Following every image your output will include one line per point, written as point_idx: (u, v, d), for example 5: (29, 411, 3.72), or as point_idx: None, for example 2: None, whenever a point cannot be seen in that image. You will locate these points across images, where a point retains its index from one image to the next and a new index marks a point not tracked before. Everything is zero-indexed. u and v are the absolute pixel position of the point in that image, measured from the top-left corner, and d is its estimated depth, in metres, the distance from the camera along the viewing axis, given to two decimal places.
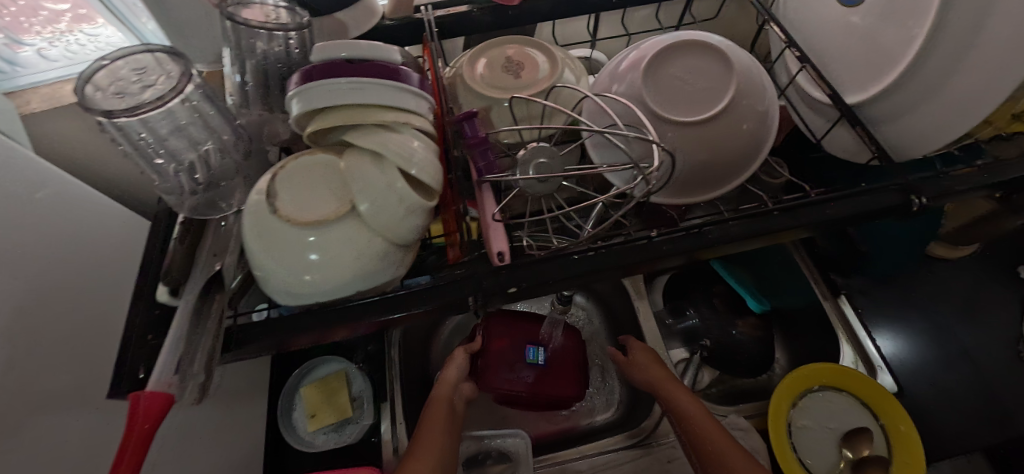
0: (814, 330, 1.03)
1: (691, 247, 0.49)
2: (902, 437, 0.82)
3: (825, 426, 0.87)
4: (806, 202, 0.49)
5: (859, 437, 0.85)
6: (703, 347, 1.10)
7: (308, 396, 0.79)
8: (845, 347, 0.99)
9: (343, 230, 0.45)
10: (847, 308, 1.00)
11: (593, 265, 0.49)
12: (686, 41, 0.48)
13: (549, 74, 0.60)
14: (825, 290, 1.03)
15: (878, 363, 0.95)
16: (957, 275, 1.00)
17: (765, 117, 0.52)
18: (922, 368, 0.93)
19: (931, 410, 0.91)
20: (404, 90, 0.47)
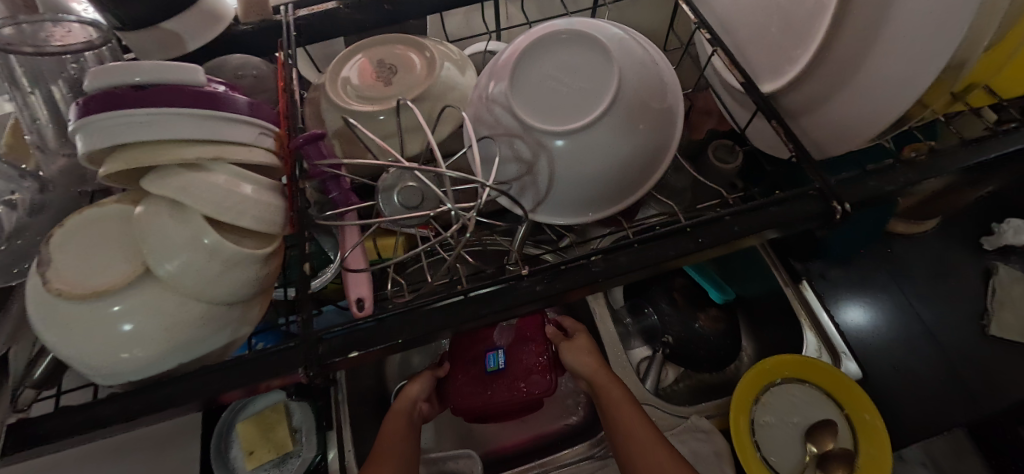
0: (776, 319, 0.97)
1: (571, 282, 0.37)
2: (868, 428, 0.73)
3: (785, 421, 0.76)
4: (714, 214, 0.39)
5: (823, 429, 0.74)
6: (664, 345, 0.99)
7: (242, 432, 0.66)
8: (810, 337, 0.90)
9: (141, 298, 0.37)
10: (809, 294, 0.92)
11: (445, 314, 0.37)
12: (555, 32, 0.41)
13: (426, 75, 0.51)
14: (785, 277, 0.94)
15: (844, 351, 0.87)
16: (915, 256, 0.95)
17: (668, 115, 0.44)
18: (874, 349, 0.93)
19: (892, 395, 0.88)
20: (209, 118, 0.38)
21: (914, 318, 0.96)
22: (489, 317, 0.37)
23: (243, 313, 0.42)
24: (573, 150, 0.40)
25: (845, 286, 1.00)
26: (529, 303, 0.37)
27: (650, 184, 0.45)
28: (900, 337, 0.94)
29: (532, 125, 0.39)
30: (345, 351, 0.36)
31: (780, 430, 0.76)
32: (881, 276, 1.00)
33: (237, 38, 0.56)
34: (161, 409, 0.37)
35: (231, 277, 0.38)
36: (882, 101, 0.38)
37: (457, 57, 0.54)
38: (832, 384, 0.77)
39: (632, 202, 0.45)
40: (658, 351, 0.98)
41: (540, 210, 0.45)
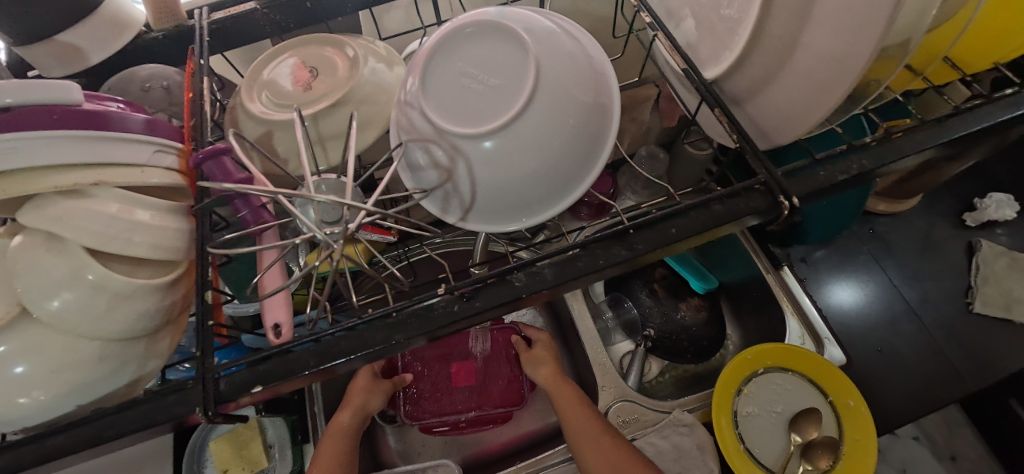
0: (756, 306, 0.95)
1: (492, 300, 0.34)
2: (854, 415, 0.69)
3: (769, 411, 0.72)
4: (648, 218, 0.36)
5: (807, 419, 0.70)
6: (647, 337, 0.96)
7: (214, 452, 0.64)
8: (791, 322, 0.86)
9: (29, 338, 0.34)
10: (790, 278, 0.89)
11: (355, 341, 0.34)
12: (459, 27, 0.38)
13: (347, 76, 0.48)
14: (766, 263, 0.91)
15: (826, 335, 0.83)
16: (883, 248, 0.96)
17: (601, 108, 0.41)
18: (858, 332, 0.90)
19: (877, 377, 0.86)
20: (92, 137, 0.35)
21: (899, 298, 0.93)
22: (400, 344, 0.33)
23: (150, 345, 0.39)
24: (493, 152, 0.37)
25: (828, 268, 0.97)
26: (445, 326, 0.34)
27: (588, 183, 0.42)
28: (886, 318, 0.92)
29: (444, 129, 0.36)
30: (248, 387, 0.33)
31: (764, 421, 0.72)
32: (863, 257, 0.97)
33: (150, 47, 0.52)
34: (55, 458, 0.33)
35: (125, 310, 0.35)
36: (821, 83, 0.35)
37: (384, 53, 0.51)
38: (816, 371, 0.73)
39: (572, 204, 0.42)
40: (640, 345, 0.95)
41: (471, 218, 0.42)
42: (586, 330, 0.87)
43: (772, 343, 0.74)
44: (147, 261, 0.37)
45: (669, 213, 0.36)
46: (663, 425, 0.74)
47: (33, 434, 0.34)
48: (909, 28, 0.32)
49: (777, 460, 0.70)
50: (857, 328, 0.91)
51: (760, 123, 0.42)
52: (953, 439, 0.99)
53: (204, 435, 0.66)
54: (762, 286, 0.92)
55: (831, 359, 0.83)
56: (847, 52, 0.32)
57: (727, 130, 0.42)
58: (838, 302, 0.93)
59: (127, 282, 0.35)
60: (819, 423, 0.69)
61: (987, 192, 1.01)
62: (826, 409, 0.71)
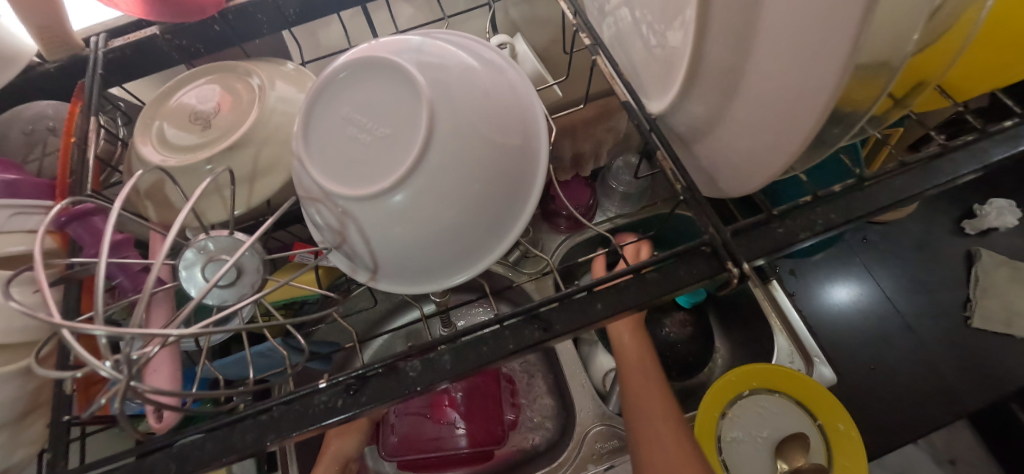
0: (741, 322, 0.90)
1: (385, 393, 0.29)
2: (845, 438, 0.64)
3: (754, 436, 0.67)
4: (572, 289, 0.30)
5: (793, 442, 0.65)
6: None
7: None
8: (779, 341, 0.81)
9: None
10: (777, 291, 0.84)
11: (221, 443, 0.29)
12: (333, 72, 0.32)
13: (251, 111, 0.42)
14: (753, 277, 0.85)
15: (816, 355, 0.77)
16: (877, 260, 0.92)
17: (524, 151, 0.36)
18: (850, 347, 0.85)
19: (869, 398, 0.81)
20: None
21: (894, 312, 0.88)
22: (272, 449, 0.28)
23: (15, 433, 0.34)
24: (391, 213, 0.32)
25: (818, 277, 0.91)
26: (325, 424, 0.29)
27: (515, 234, 0.37)
28: (879, 332, 0.86)
29: (329, 190, 0.31)
30: None
31: (749, 446, 0.66)
32: (856, 268, 0.91)
33: (43, 80, 0.47)
34: None
35: None
36: (765, 128, 0.30)
37: (293, 74, 0.46)
38: (802, 392, 0.68)
39: (499, 257, 0.37)
40: None
41: (383, 279, 0.37)
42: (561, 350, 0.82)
43: (754, 364, 0.70)
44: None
45: (591, 285, 0.30)
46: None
47: None
48: (886, 51, 0.26)
49: None
50: (852, 343, 0.85)
51: (710, 165, 0.36)
52: (953, 444, 0.93)
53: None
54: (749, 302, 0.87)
55: (822, 379, 0.77)
56: (792, 97, 0.27)
57: (673, 173, 0.37)
58: (829, 316, 0.87)
59: None
60: (806, 449, 0.64)
61: (987, 197, 0.95)
62: (814, 433, 0.66)
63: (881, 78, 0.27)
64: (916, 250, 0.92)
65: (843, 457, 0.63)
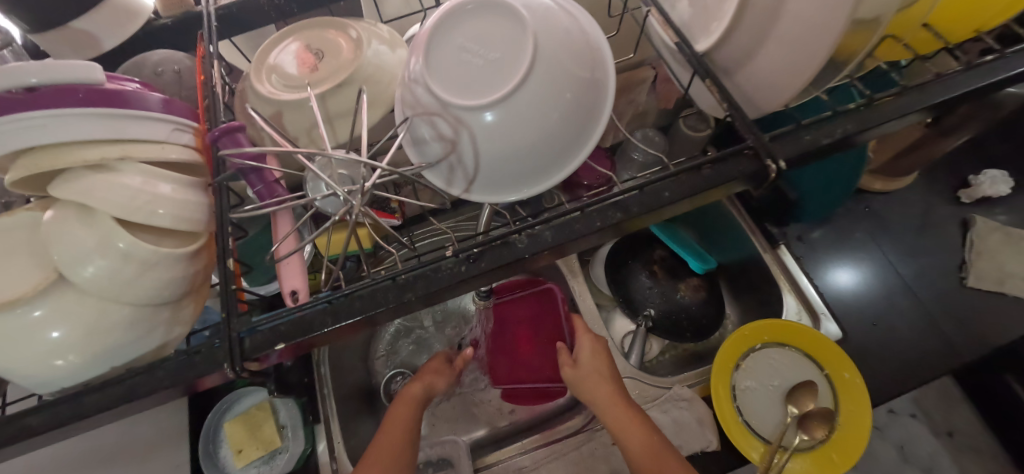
0: (753, 283, 0.97)
1: (496, 260, 0.36)
2: (850, 387, 0.72)
3: (766, 384, 0.75)
4: (641, 182, 0.38)
5: (803, 390, 0.73)
6: (648, 318, 0.95)
7: (231, 432, 0.68)
8: (789, 300, 0.89)
9: (67, 302, 0.36)
10: (787, 257, 0.90)
11: (368, 300, 0.36)
12: (460, 4, 0.40)
13: (351, 59, 0.49)
14: (764, 243, 0.92)
15: (823, 311, 0.85)
16: (880, 225, 1.00)
17: (596, 85, 0.42)
18: (859, 301, 0.91)
19: (876, 350, 0.87)
20: (122, 114, 0.37)
21: (894, 273, 0.95)
22: (411, 302, 0.36)
23: (175, 311, 0.40)
24: (493, 124, 0.39)
25: (825, 248, 0.97)
26: (451, 283, 0.36)
27: (583, 156, 0.43)
28: (882, 292, 0.93)
29: (447, 101, 0.38)
30: (271, 344, 0.36)
31: (762, 393, 0.74)
32: (860, 235, 0.99)
33: (160, 33, 0.55)
34: (93, 413, 0.36)
35: (152, 276, 0.37)
36: (803, 49, 0.36)
37: (387, 37, 0.53)
38: (811, 345, 0.76)
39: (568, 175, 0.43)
40: (641, 325, 0.94)
41: (476, 191, 0.44)
42: (589, 307, 0.90)
43: (771, 320, 0.77)
44: (169, 231, 0.39)
45: (660, 177, 0.38)
46: (665, 399, 0.79)
47: (70, 393, 0.37)
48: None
49: (774, 430, 0.72)
50: (860, 298, 0.92)
51: (748, 92, 0.42)
52: (951, 415, 0.99)
53: (219, 417, 0.71)
54: (761, 264, 0.94)
55: (827, 334, 0.85)
56: (828, 17, 0.33)
57: (717, 99, 0.43)
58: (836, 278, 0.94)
59: (153, 250, 0.36)
60: (814, 395, 0.72)
61: (981, 169, 1.03)
62: (822, 381, 0.73)
63: (867, 29, 0.34)
64: (914, 216, 1.00)
65: (847, 403, 0.71)
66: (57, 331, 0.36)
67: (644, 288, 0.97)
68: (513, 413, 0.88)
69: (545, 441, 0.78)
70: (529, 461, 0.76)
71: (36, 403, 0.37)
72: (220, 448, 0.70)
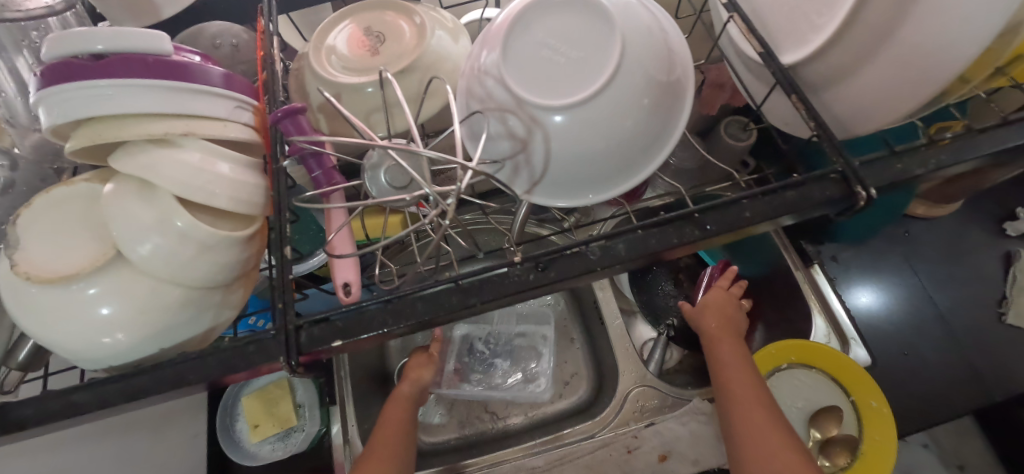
0: (777, 300, 0.90)
1: (568, 271, 0.35)
2: (876, 415, 0.65)
3: (788, 406, 0.69)
4: (722, 200, 0.36)
5: (826, 415, 0.66)
6: (670, 326, 0.90)
7: (247, 407, 0.69)
8: (818, 321, 0.82)
9: (115, 281, 0.34)
10: (820, 276, 0.84)
11: (430, 302, 0.35)
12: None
13: (415, 46, 0.47)
14: (796, 259, 0.86)
15: (852, 335, 0.79)
16: (932, 236, 0.92)
17: (675, 91, 0.40)
18: (886, 324, 0.85)
19: (900, 378, 0.81)
20: (186, 87, 0.36)
21: (929, 301, 0.87)
22: (477, 306, 0.34)
23: (226, 295, 0.39)
24: (567, 127, 0.37)
25: (859, 269, 0.91)
26: (521, 292, 0.34)
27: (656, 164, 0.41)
28: (912, 322, 0.86)
29: (523, 99, 0.36)
30: (327, 341, 0.34)
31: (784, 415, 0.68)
32: (894, 259, 0.91)
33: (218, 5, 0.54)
34: (142, 395, 0.35)
35: (208, 259, 0.35)
36: (914, 73, 0.34)
37: (450, 26, 0.51)
38: (838, 368, 0.69)
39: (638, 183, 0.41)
40: (663, 332, 0.88)
41: (540, 194, 0.42)
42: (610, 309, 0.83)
43: (792, 339, 0.71)
44: (226, 213, 0.38)
45: (744, 195, 0.36)
46: (682, 411, 0.71)
47: (120, 374, 0.36)
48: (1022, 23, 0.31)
49: None
50: (885, 318, 0.86)
51: (836, 113, 0.40)
52: None
53: (237, 391, 0.72)
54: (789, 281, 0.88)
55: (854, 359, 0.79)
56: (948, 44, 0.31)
57: (803, 118, 0.40)
58: (867, 306, 0.87)
59: (211, 232, 0.35)
60: (839, 421, 0.66)
61: None
62: (847, 408, 0.67)
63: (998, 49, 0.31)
64: (974, 235, 0.91)
65: (873, 432, 0.65)
66: (105, 309, 0.34)
67: (667, 295, 0.95)
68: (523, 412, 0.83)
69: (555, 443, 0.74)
70: (542, 460, 0.72)
71: (84, 381, 0.36)
72: (236, 421, 0.70)
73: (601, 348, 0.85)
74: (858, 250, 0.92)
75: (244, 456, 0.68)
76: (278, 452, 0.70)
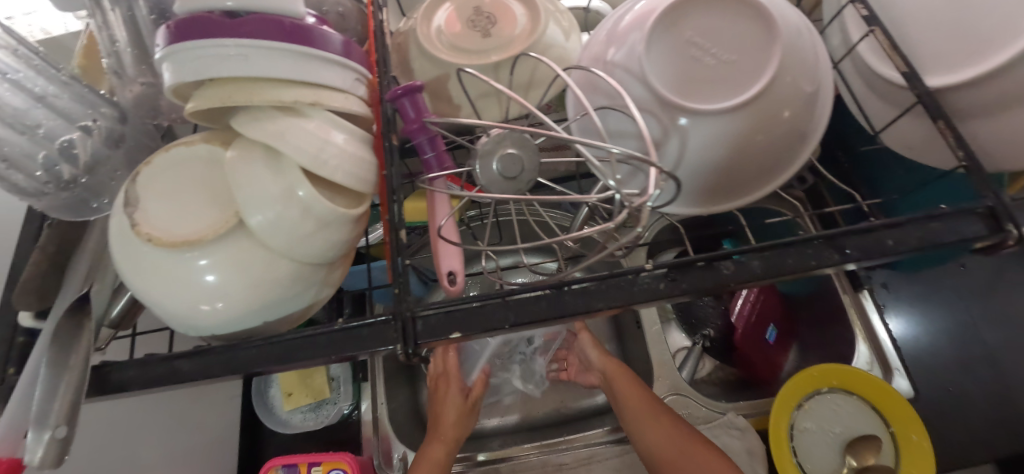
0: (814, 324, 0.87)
1: (698, 283, 0.34)
2: (917, 450, 0.63)
3: (826, 430, 0.67)
4: (863, 224, 0.35)
5: (865, 445, 0.64)
6: (706, 336, 0.87)
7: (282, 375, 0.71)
8: (861, 347, 0.78)
9: (229, 249, 0.33)
10: (869, 301, 0.80)
11: (554, 302, 0.33)
12: None
13: (528, 33, 0.46)
14: (844, 283, 0.81)
15: (897, 363, 0.75)
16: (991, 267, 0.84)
17: (815, 102, 0.38)
18: (929, 359, 0.78)
19: (945, 413, 0.75)
20: (314, 53, 0.34)
21: (977, 340, 0.79)
22: (604, 311, 0.33)
23: (328, 273, 0.38)
24: (705, 131, 0.35)
25: (909, 300, 0.82)
26: (649, 302, 0.33)
27: (770, 185, 0.40)
28: (957, 359, 0.78)
29: (663, 99, 0.34)
30: (445, 332, 0.33)
31: (821, 439, 0.66)
32: (947, 291, 0.82)
33: None
34: (248, 369, 0.34)
35: (323, 236, 0.34)
36: None
37: (566, 24, 0.49)
38: (880, 399, 0.67)
39: (746, 200, 0.41)
40: (698, 342, 0.85)
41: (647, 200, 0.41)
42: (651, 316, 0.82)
43: (834, 364, 0.68)
44: (341, 188, 0.36)
45: (888, 221, 0.35)
46: (715, 424, 0.71)
47: (225, 347, 0.35)
48: None
49: None
50: (926, 352, 0.79)
51: (983, 142, 0.41)
52: None
53: None
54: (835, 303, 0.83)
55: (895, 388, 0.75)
56: None
57: (949, 145, 0.39)
58: (909, 335, 0.80)
59: (331, 209, 0.34)
60: (878, 451, 0.64)
61: None
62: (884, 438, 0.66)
63: None
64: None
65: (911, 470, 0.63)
66: (216, 276, 0.33)
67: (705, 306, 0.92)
68: (549, 405, 0.81)
69: (586, 439, 0.73)
70: (570, 457, 0.72)
71: (189, 348, 0.35)
72: (272, 388, 0.73)
73: (635, 352, 0.83)
74: (913, 280, 0.83)
75: (278, 423, 0.72)
76: (308, 422, 0.73)
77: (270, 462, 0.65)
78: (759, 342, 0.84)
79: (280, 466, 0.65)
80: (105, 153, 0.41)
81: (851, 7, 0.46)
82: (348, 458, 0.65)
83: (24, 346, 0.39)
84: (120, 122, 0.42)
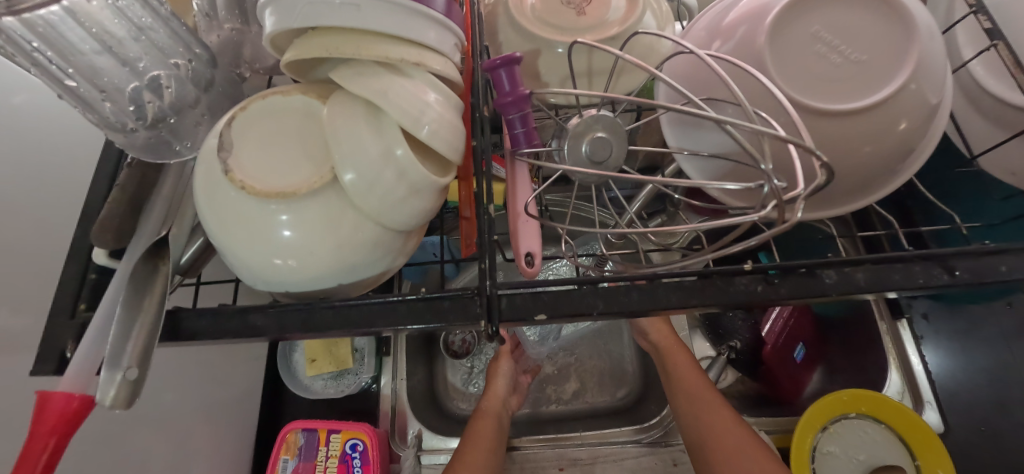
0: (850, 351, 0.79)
1: (798, 289, 0.32)
2: None
3: (849, 456, 0.65)
4: (975, 248, 0.33)
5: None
6: (733, 347, 0.79)
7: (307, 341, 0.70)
8: (893, 375, 0.75)
9: (318, 205, 0.32)
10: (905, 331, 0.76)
11: (647, 293, 0.32)
12: None
13: (623, 17, 0.44)
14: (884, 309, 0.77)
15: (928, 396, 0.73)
16: None
17: (934, 115, 0.35)
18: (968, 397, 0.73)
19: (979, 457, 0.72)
20: (423, 12, 0.33)
21: None
22: (697, 308, 0.32)
23: (406, 242, 0.37)
24: (820, 133, 0.33)
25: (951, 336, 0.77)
26: (748, 303, 0.32)
27: (856, 204, 0.38)
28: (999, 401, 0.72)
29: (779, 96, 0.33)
30: (530, 313, 0.32)
31: (843, 464, 0.65)
32: None
33: None
34: (321, 329, 0.34)
35: (412, 203, 0.33)
36: None
37: (658, 10, 0.47)
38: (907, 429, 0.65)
39: (825, 216, 0.39)
40: (724, 352, 0.77)
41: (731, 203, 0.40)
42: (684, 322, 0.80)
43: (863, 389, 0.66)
44: (430, 155, 0.35)
45: (1002, 247, 0.33)
46: None
47: (300, 304, 0.35)
48: None
49: None
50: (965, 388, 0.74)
51: None
52: None
53: None
54: (872, 329, 0.77)
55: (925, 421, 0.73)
56: None
57: None
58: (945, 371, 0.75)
59: (424, 176, 0.32)
60: None
61: None
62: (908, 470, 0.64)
63: None
64: None
65: None
66: (301, 232, 0.32)
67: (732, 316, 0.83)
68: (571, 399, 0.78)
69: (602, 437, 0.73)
70: (586, 453, 0.72)
71: (263, 301, 0.35)
72: (297, 352, 0.73)
73: None
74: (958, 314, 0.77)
75: (302, 388, 0.71)
76: (329, 389, 0.73)
77: (290, 424, 0.67)
78: (788, 360, 0.77)
79: (301, 430, 0.67)
80: (191, 94, 0.41)
81: (969, 19, 0.43)
82: (366, 428, 0.66)
83: (95, 284, 0.39)
84: (205, 67, 0.42)
